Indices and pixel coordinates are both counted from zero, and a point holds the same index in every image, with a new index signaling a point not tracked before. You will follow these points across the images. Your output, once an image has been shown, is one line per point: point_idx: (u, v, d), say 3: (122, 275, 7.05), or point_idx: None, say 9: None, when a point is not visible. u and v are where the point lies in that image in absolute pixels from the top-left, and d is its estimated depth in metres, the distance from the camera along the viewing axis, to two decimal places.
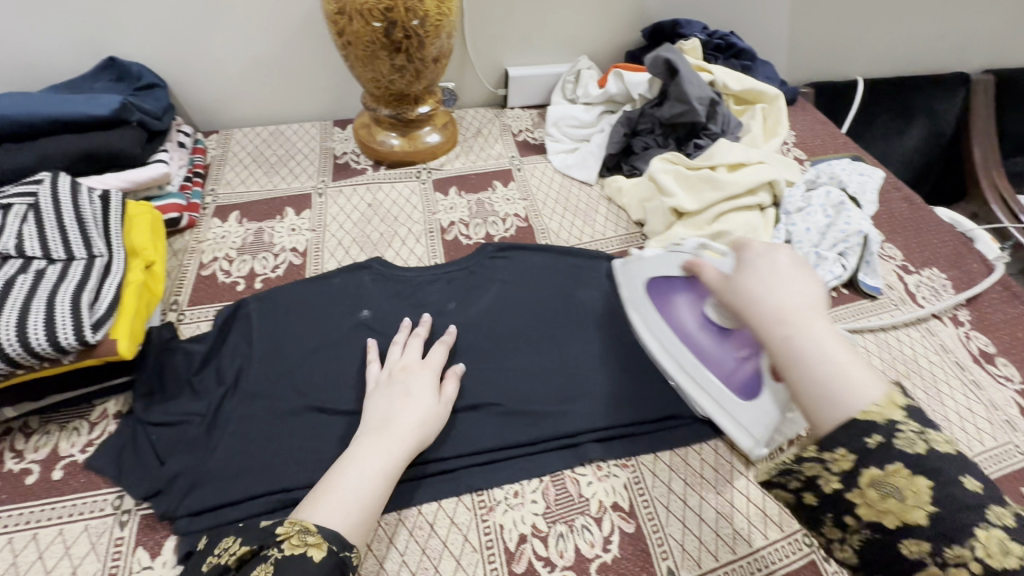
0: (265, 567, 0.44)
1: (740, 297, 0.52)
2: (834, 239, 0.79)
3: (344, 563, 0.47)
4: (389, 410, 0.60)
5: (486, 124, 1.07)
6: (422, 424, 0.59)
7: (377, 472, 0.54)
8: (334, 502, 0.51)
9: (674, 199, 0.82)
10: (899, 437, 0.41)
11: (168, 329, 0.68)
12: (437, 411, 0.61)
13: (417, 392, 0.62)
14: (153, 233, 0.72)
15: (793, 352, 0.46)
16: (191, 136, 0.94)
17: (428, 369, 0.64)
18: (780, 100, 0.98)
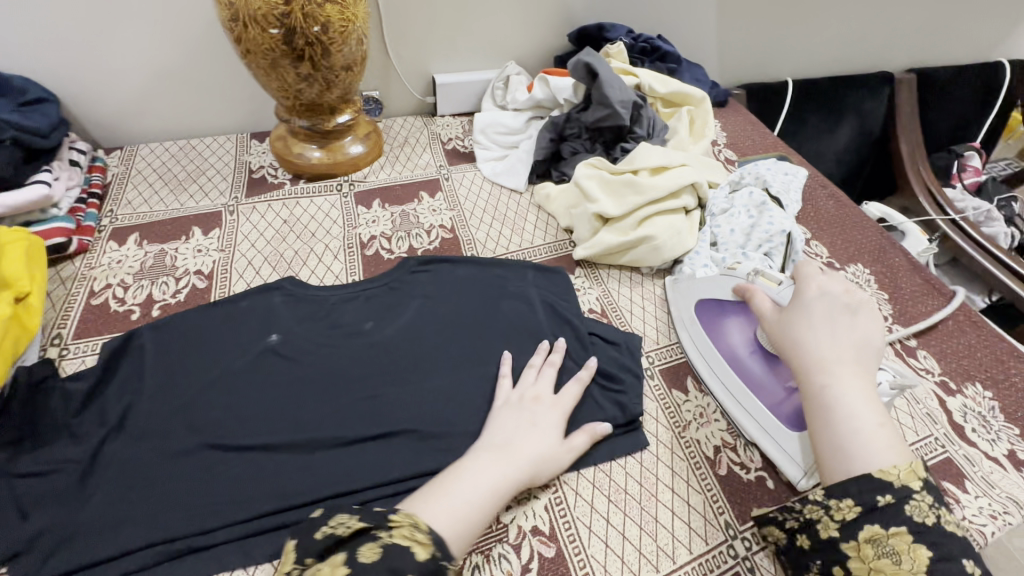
0: (373, 546, 0.43)
1: (791, 335, 0.58)
2: (758, 240, 0.78)
3: (441, 572, 0.44)
4: (514, 432, 0.59)
5: (414, 133, 1.04)
6: (541, 460, 0.58)
7: (488, 487, 0.53)
8: (450, 510, 0.51)
9: (597, 205, 0.80)
10: (910, 504, 0.46)
11: (45, 367, 0.61)
12: (558, 452, 0.59)
13: (543, 425, 0.60)
14: (30, 261, 0.66)
15: (826, 397, 0.52)
16: (88, 153, 0.88)
17: (569, 400, 0.64)
18: (706, 102, 0.99)
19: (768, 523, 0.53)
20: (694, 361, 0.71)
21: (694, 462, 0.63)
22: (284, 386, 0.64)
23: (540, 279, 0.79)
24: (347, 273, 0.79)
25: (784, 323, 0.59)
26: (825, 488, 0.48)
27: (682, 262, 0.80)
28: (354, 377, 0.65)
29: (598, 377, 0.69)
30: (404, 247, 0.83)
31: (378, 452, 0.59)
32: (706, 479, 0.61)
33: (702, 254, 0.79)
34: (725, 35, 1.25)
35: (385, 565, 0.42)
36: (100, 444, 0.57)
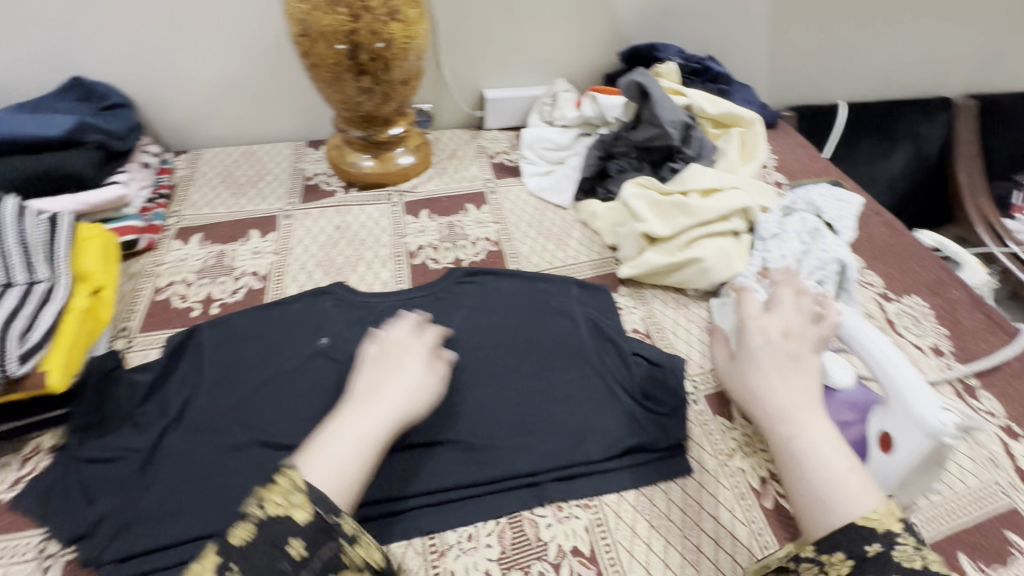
0: (248, 526, 0.43)
1: (746, 389, 0.58)
2: (810, 267, 0.76)
3: (329, 525, 0.44)
4: (376, 378, 0.57)
5: (462, 146, 1.06)
6: (412, 394, 0.56)
7: (361, 431, 0.51)
8: (329, 468, 0.47)
9: (645, 224, 0.80)
10: (898, 550, 0.44)
11: (114, 357, 0.65)
12: (428, 382, 0.58)
13: (408, 364, 0.58)
14: (105, 257, 0.70)
15: (797, 451, 0.52)
16: (158, 156, 0.93)
17: (417, 341, 0.62)
18: (757, 124, 0.98)
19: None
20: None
21: (738, 492, 0.61)
22: (333, 389, 0.66)
23: (581, 296, 0.79)
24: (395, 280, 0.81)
25: (737, 377, 0.60)
26: (815, 544, 0.47)
27: (730, 285, 0.79)
28: None
29: (641, 398, 0.68)
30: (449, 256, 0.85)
31: (421, 461, 0.60)
32: (751, 511, 0.60)
33: (751, 279, 0.78)
34: (777, 57, 1.24)
35: (263, 539, 0.43)
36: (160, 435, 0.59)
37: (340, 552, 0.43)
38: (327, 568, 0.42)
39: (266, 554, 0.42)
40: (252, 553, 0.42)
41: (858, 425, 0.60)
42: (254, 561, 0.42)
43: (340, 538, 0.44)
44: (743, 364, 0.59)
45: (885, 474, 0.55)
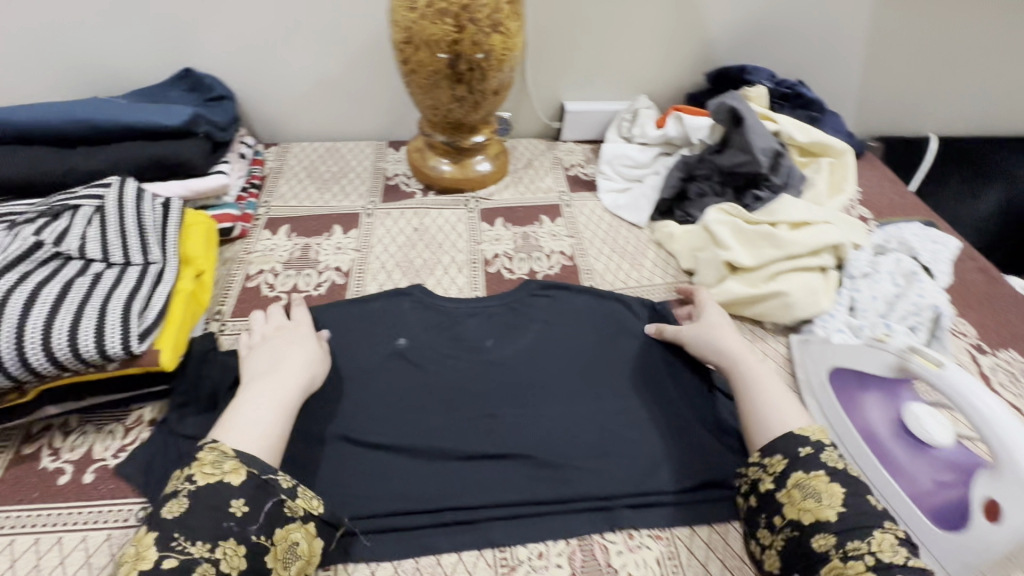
0: (179, 500, 0.48)
1: (706, 336, 0.70)
2: (903, 311, 0.73)
3: (265, 483, 0.51)
4: (275, 355, 0.64)
5: (538, 156, 1.06)
6: (310, 366, 0.64)
7: (275, 397, 0.58)
8: (247, 430, 0.54)
9: (728, 252, 0.78)
10: (825, 453, 0.55)
11: (210, 339, 0.68)
12: (322, 353, 0.66)
13: (298, 339, 0.66)
14: (207, 242, 0.73)
15: (748, 380, 0.65)
16: (252, 147, 0.97)
17: (299, 321, 0.70)
18: (848, 155, 0.94)
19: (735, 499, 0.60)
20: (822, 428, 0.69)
21: None
22: (410, 391, 0.67)
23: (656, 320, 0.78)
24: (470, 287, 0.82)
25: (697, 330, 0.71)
26: (761, 451, 0.58)
27: (812, 322, 0.76)
28: (474, 392, 0.68)
29: (717, 432, 0.66)
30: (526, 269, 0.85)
31: (495, 472, 0.61)
32: None
33: (838, 318, 0.75)
34: (868, 85, 1.19)
35: (203, 507, 0.48)
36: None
37: (281, 503, 0.51)
38: (270, 518, 0.50)
39: (207, 518, 0.47)
40: (195, 519, 0.47)
41: (957, 487, 0.57)
42: (196, 524, 0.47)
43: (280, 494, 0.51)
44: (706, 320, 0.72)
45: (986, 546, 0.52)
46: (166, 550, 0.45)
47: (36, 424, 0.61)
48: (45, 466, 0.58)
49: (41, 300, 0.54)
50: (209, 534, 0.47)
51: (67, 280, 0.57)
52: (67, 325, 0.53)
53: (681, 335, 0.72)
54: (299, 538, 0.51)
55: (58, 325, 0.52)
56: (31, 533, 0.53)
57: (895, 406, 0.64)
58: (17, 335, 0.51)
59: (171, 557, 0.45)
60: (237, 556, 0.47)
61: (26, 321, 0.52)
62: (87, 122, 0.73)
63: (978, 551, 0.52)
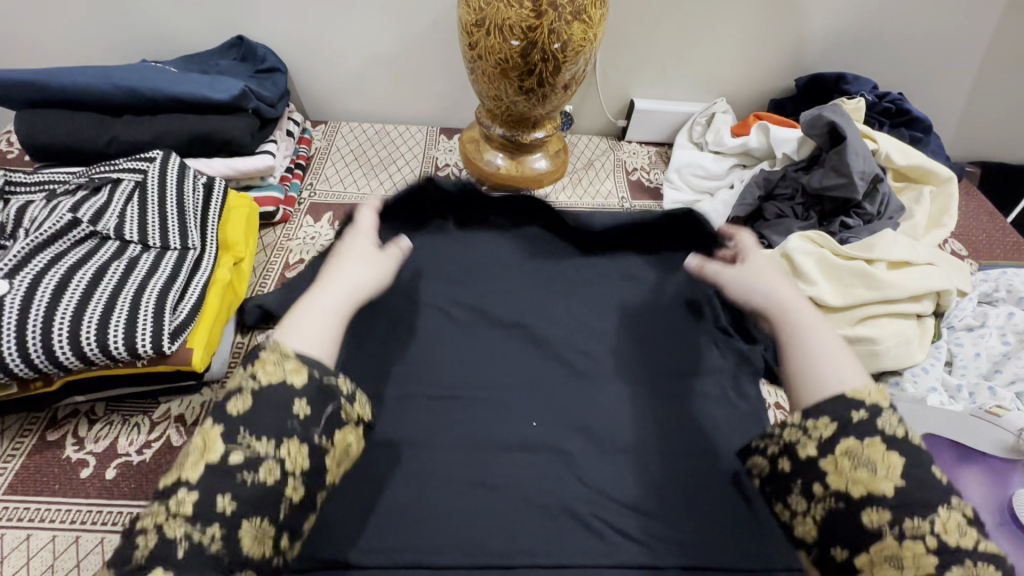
0: (243, 394, 0.41)
1: (752, 279, 0.58)
2: (1011, 375, 0.64)
3: (328, 389, 0.43)
4: (345, 251, 0.58)
5: (599, 156, 0.99)
6: (367, 276, 0.55)
7: (340, 289, 0.52)
8: (303, 324, 0.47)
9: (813, 288, 0.69)
10: (883, 418, 0.42)
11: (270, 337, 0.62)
12: (379, 266, 0.58)
13: (359, 249, 0.58)
14: (247, 228, 0.69)
15: (797, 330, 0.52)
16: (300, 125, 0.92)
17: (365, 218, 0.63)
18: (952, 184, 0.84)
19: (753, 455, 0.49)
20: None
21: None
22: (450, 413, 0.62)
23: (711, 365, 0.70)
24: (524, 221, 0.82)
25: (744, 273, 0.59)
26: (803, 411, 0.45)
27: (901, 373, 0.67)
28: (516, 419, 0.63)
29: None
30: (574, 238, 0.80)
31: (535, 514, 0.55)
32: None
33: (932, 374, 0.65)
34: (976, 104, 1.06)
35: (265, 406, 0.40)
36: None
37: (340, 410, 0.44)
38: (330, 421, 0.43)
39: (272, 415, 0.40)
40: (259, 414, 0.40)
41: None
42: (260, 419, 0.40)
43: (340, 398, 0.44)
44: (756, 264, 0.60)
45: None
46: (231, 445, 0.39)
47: (62, 408, 0.58)
48: (68, 456, 0.55)
49: (73, 286, 0.50)
50: (273, 432, 0.40)
51: (102, 264, 0.54)
52: (97, 317, 0.49)
53: (722, 275, 0.61)
54: (351, 443, 0.45)
55: (88, 317, 0.49)
56: (47, 528, 0.50)
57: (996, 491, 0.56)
58: (45, 325, 0.47)
59: (236, 451, 0.38)
60: (301, 456, 0.40)
61: (56, 310, 0.48)
62: (133, 91, 0.68)
63: None
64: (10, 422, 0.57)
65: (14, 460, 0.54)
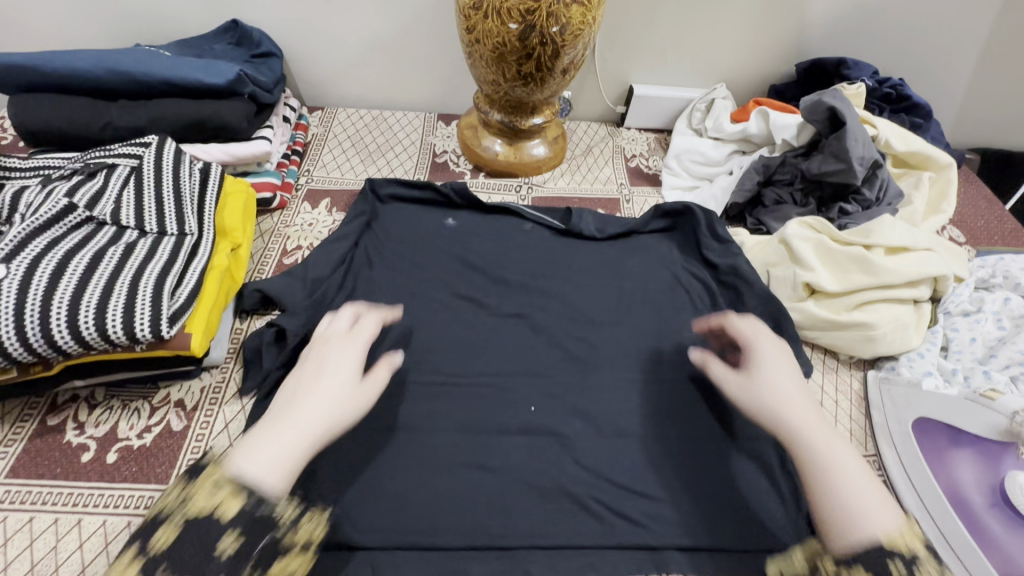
0: (170, 527, 0.40)
1: (757, 392, 0.54)
2: (1006, 359, 0.64)
3: (263, 519, 0.41)
4: (332, 359, 0.53)
5: (597, 143, 0.98)
6: (339, 402, 0.49)
7: (320, 414, 0.47)
8: (263, 452, 0.43)
9: (811, 273, 0.70)
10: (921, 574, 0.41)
11: (271, 330, 0.63)
12: (359, 392, 0.51)
13: (334, 365, 0.52)
14: (244, 213, 0.69)
15: (817, 460, 0.48)
16: (297, 111, 0.91)
17: (366, 324, 0.58)
18: (952, 170, 0.84)
19: None
20: (890, 462, 0.61)
21: None
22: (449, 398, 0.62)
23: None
24: (525, 212, 0.82)
25: (747, 382, 0.56)
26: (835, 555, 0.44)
27: (896, 359, 0.68)
28: (514, 402, 0.63)
29: (774, 475, 0.60)
30: (573, 225, 0.81)
31: (533, 497, 0.56)
32: None
33: (927, 358, 0.66)
34: (978, 89, 1.05)
35: (191, 540, 0.39)
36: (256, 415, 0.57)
37: (276, 539, 0.42)
38: (263, 555, 0.41)
39: (195, 554, 0.38)
40: (181, 550, 0.38)
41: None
42: (180, 559, 0.38)
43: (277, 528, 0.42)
44: (759, 370, 0.56)
45: None
46: None
47: (62, 393, 0.58)
48: (69, 440, 0.55)
49: (71, 270, 0.50)
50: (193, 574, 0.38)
51: (99, 249, 0.53)
52: (95, 302, 0.49)
53: (726, 378, 0.58)
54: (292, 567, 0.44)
55: (87, 301, 0.49)
56: (50, 511, 0.51)
57: (988, 473, 0.57)
58: (43, 309, 0.47)
59: None
60: None
61: (54, 294, 0.48)
62: (127, 75, 0.67)
63: None
64: (11, 408, 0.57)
65: (16, 444, 0.55)
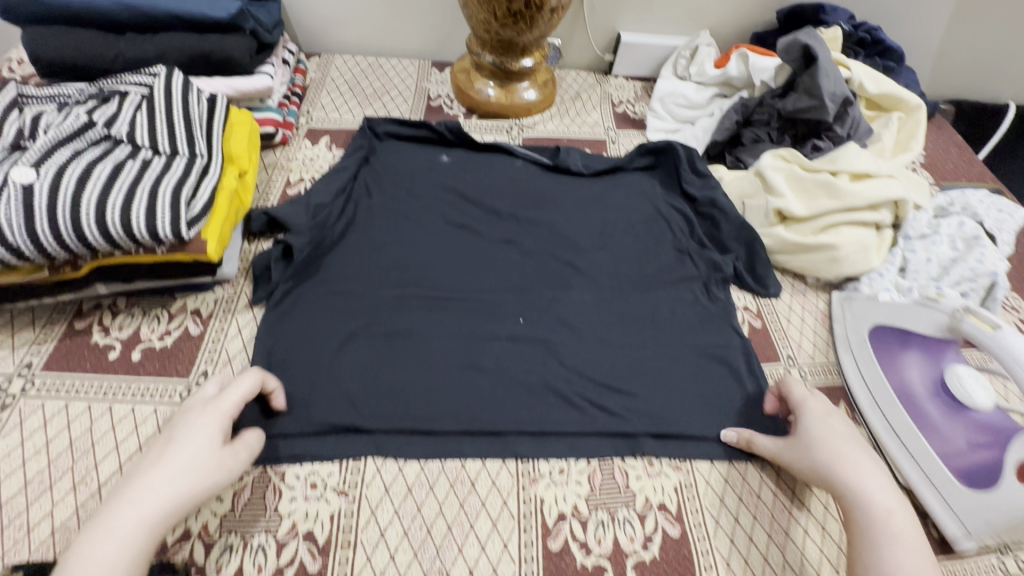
0: None
1: (808, 458, 0.54)
2: (957, 277, 0.70)
3: None
4: (187, 432, 0.48)
5: (586, 89, 1.02)
6: (186, 475, 0.46)
7: (160, 499, 0.44)
8: (101, 552, 0.41)
9: (781, 200, 0.76)
10: None
11: (279, 249, 0.67)
12: (214, 462, 0.47)
13: (184, 439, 0.48)
14: (249, 142, 0.73)
15: (877, 528, 0.49)
16: (295, 55, 0.95)
17: (241, 388, 0.52)
18: (920, 112, 0.89)
19: None
20: (848, 369, 0.68)
21: None
22: (444, 310, 0.68)
23: (685, 273, 0.75)
24: (516, 150, 0.86)
25: (797, 448, 0.56)
26: None
27: (858, 280, 0.74)
28: (504, 314, 0.68)
29: (740, 377, 0.66)
30: (561, 162, 0.85)
31: (520, 393, 0.62)
32: None
33: (886, 277, 0.72)
34: (955, 38, 1.09)
35: None
36: (271, 323, 0.63)
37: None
38: None
39: None
40: None
41: (994, 448, 0.55)
42: None
43: None
44: (807, 436, 0.56)
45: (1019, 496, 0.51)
46: None
47: (87, 302, 0.63)
48: (96, 341, 0.60)
49: (95, 178, 0.54)
50: None
51: (119, 161, 0.58)
52: (119, 205, 0.53)
53: (777, 452, 0.57)
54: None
55: (111, 204, 0.53)
56: (83, 399, 0.56)
57: (934, 369, 0.62)
58: (74, 210, 0.52)
59: None
60: None
61: (81, 196, 0.53)
62: (134, 9, 0.71)
63: (1005, 512, 0.52)
64: (41, 313, 0.62)
65: (47, 344, 0.60)
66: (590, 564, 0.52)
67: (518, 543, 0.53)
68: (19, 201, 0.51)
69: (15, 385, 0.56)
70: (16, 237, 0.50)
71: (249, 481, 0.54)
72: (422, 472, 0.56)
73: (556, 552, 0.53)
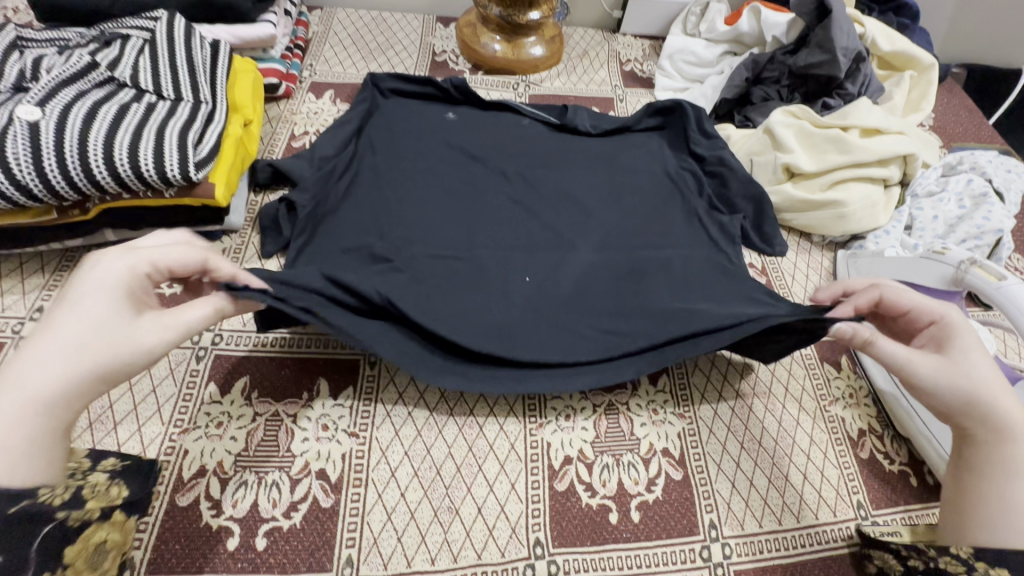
0: None
1: (963, 379, 0.43)
2: (964, 233, 0.70)
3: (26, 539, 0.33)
4: (89, 299, 0.37)
5: (593, 47, 1.00)
6: (93, 347, 0.36)
7: (60, 374, 0.35)
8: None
9: (789, 156, 0.75)
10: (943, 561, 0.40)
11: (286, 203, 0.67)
12: (136, 335, 0.38)
13: (85, 304, 0.37)
14: (254, 92, 0.72)
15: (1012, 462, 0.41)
16: (297, 7, 0.93)
17: (166, 255, 0.41)
18: (933, 71, 0.87)
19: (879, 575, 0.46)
20: None
21: (847, 473, 0.58)
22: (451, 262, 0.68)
23: (692, 229, 0.75)
24: (522, 109, 0.85)
25: (945, 365, 0.44)
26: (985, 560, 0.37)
27: (864, 238, 0.74)
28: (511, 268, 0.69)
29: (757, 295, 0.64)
30: (568, 121, 0.84)
31: None
32: (846, 458, 0.59)
33: (892, 235, 0.72)
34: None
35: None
36: None
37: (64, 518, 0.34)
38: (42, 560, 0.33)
39: None
40: None
41: None
42: None
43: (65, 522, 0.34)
44: (963, 355, 0.44)
45: None
46: None
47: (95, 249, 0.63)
48: None
49: (101, 120, 0.54)
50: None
51: (124, 104, 0.57)
52: (127, 144, 0.53)
53: (910, 357, 0.45)
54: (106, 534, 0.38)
55: (119, 144, 0.53)
56: None
57: None
58: (82, 151, 0.52)
59: None
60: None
61: (88, 138, 0.52)
62: None
63: None
64: (49, 259, 0.62)
65: (57, 288, 0.60)
66: (595, 504, 0.53)
67: (524, 483, 0.54)
68: (27, 139, 0.51)
69: (25, 328, 0.57)
70: (25, 176, 0.51)
71: (261, 422, 0.55)
72: (431, 417, 0.57)
73: (561, 493, 0.54)
